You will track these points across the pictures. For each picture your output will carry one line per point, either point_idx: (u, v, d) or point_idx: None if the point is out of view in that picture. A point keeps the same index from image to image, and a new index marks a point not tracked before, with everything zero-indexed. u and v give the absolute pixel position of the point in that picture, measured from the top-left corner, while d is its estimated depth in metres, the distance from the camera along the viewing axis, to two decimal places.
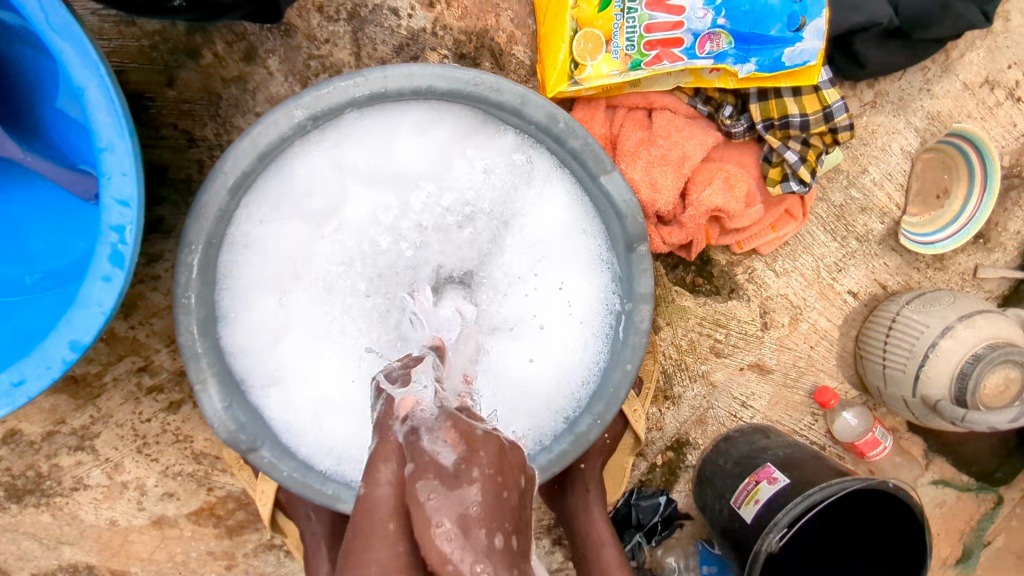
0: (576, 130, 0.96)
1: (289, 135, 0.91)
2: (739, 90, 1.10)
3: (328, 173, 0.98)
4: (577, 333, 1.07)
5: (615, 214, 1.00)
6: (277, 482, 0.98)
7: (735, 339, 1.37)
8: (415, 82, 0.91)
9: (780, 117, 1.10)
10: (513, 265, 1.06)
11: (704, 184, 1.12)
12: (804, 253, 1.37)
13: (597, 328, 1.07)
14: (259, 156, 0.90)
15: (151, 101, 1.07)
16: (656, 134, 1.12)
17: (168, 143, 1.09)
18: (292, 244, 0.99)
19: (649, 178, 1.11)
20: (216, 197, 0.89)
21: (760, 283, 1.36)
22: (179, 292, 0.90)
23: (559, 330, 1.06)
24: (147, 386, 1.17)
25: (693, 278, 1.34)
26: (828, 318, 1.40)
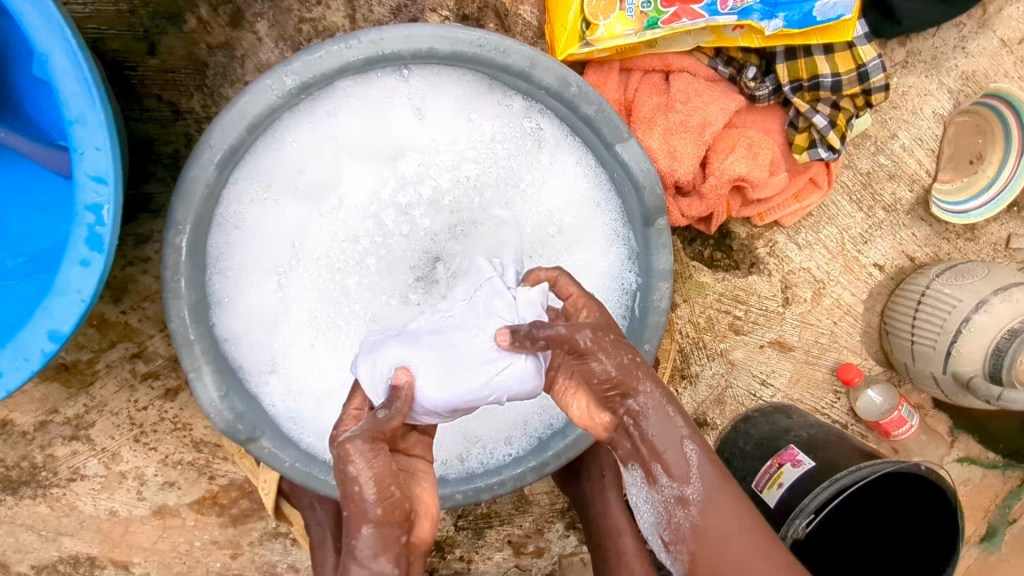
0: (589, 96, 0.90)
1: (280, 104, 0.84)
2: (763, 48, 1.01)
3: (322, 146, 0.91)
4: None
5: (632, 186, 0.94)
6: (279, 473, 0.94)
7: (755, 316, 1.31)
8: (414, 44, 0.84)
9: (809, 78, 1.01)
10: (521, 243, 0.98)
11: (727, 152, 1.04)
12: (828, 224, 1.29)
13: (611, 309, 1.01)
14: (249, 127, 0.83)
15: (133, 71, 1.00)
16: (675, 99, 1.04)
17: (153, 116, 1.02)
18: (287, 223, 0.92)
19: (668, 146, 1.02)
20: (205, 172, 0.83)
21: (781, 257, 1.29)
22: (168, 276, 0.85)
23: None
24: (142, 372, 1.12)
25: (711, 252, 1.27)
26: (852, 293, 1.34)
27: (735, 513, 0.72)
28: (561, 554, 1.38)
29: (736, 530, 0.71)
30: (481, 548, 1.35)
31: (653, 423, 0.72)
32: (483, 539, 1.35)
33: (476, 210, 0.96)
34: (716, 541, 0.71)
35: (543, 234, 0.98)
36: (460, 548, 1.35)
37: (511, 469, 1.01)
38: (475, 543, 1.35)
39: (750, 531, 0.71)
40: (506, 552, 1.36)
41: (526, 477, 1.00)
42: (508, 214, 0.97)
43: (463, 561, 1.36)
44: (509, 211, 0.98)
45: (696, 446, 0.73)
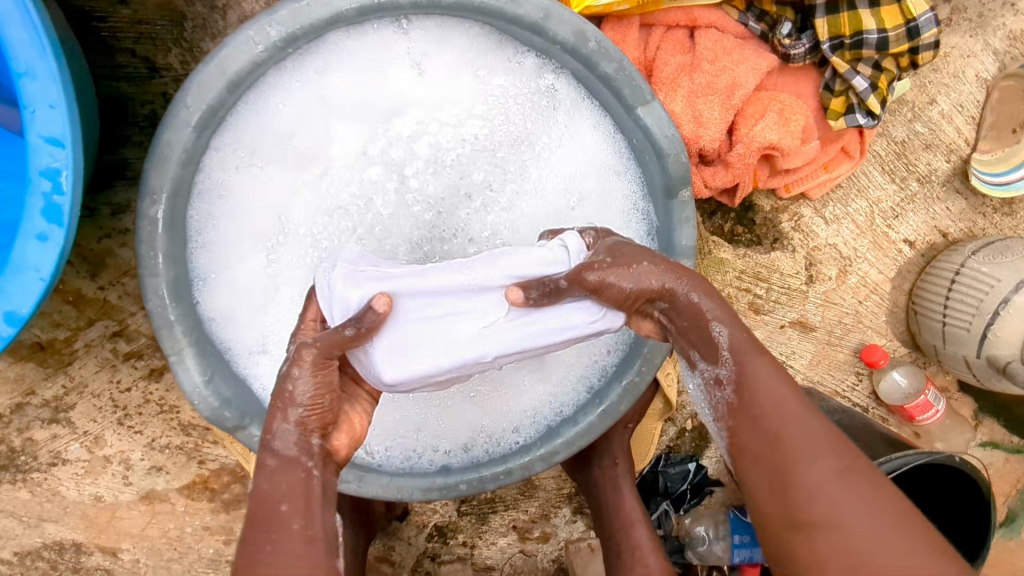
0: (608, 52, 0.81)
1: (264, 59, 0.75)
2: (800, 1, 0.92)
3: (312, 106, 0.82)
4: None
5: (654, 153, 0.86)
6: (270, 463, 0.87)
7: (776, 295, 1.24)
8: None
9: (852, 34, 0.91)
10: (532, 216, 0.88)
11: (756, 117, 0.95)
12: (857, 197, 1.21)
13: None
14: (229, 85, 0.75)
15: (103, 23, 0.90)
16: (701, 58, 0.94)
17: (127, 74, 0.93)
18: (274, 192, 0.84)
19: (692, 111, 0.93)
20: (181, 136, 0.75)
21: (806, 232, 1.21)
22: (144, 250, 0.78)
23: None
24: (123, 352, 1.05)
25: (732, 227, 1.19)
26: (880, 270, 1.26)
27: (775, 391, 0.65)
28: (568, 540, 1.33)
29: (778, 407, 0.65)
30: (485, 533, 1.30)
31: (683, 309, 0.67)
32: (487, 524, 1.30)
33: (484, 179, 0.87)
34: (755, 421, 0.66)
35: (557, 207, 0.89)
36: (463, 533, 1.30)
37: (518, 458, 0.93)
38: (479, 528, 1.30)
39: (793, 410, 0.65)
40: (510, 537, 1.31)
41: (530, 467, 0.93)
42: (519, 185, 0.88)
43: (466, 548, 1.30)
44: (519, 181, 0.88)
45: (727, 327, 0.66)
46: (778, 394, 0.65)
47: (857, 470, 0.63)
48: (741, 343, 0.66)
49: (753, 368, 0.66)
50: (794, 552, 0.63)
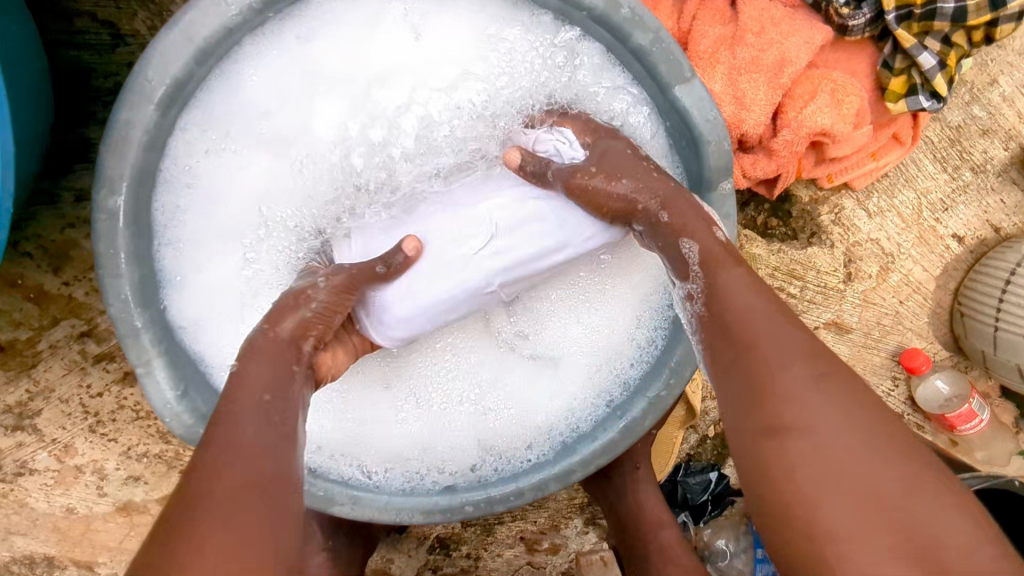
0: (644, 19, 0.69)
1: (239, 26, 0.64)
2: None
3: (295, 81, 0.72)
4: None
5: (693, 139, 0.74)
6: None
7: (811, 294, 1.13)
8: None
9: (923, 4, 0.80)
10: None
11: (806, 98, 0.83)
12: (904, 187, 1.10)
13: None
14: (199, 54, 0.63)
15: None
16: (745, 29, 0.82)
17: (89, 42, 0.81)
18: (253, 180, 0.73)
19: (734, 91, 0.82)
20: (142, 114, 0.64)
21: (847, 225, 1.10)
22: (102, 248, 0.66)
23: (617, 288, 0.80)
24: (93, 354, 0.95)
25: (766, 218, 1.08)
26: (924, 267, 1.16)
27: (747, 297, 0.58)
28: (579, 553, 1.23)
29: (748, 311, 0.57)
30: (490, 544, 1.21)
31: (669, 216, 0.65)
32: (492, 535, 1.21)
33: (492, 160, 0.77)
34: (724, 332, 0.57)
35: None
36: (467, 545, 1.21)
37: (530, 477, 0.81)
38: (484, 539, 1.21)
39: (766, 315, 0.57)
40: (517, 549, 1.22)
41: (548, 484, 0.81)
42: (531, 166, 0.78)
43: (469, 560, 1.21)
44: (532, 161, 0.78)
45: (695, 242, 0.63)
46: (747, 301, 0.57)
47: (840, 379, 0.52)
48: (711, 249, 0.62)
49: (722, 275, 0.60)
50: (763, 461, 0.51)
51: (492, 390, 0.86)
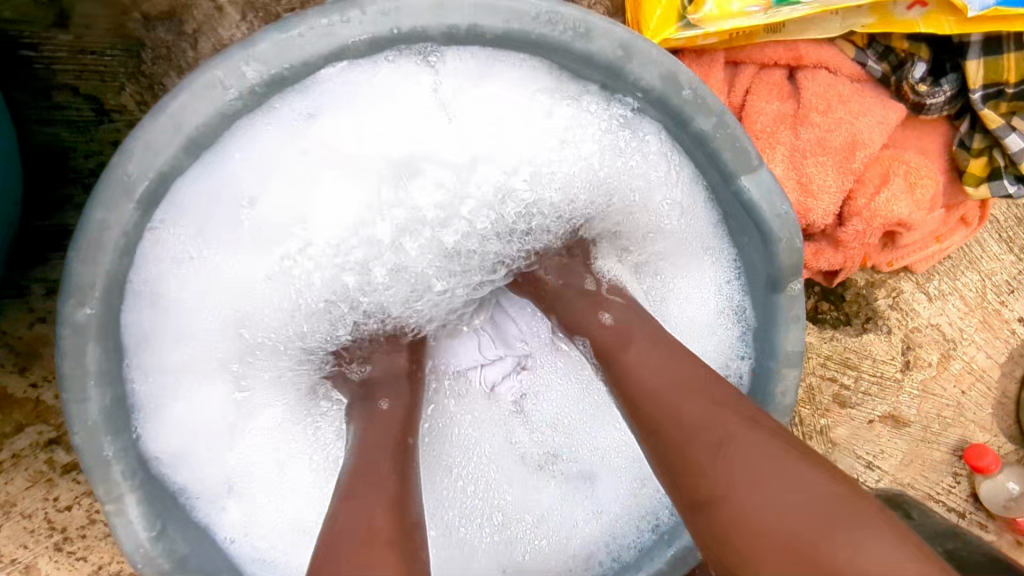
0: (707, 102, 0.59)
1: (237, 110, 0.54)
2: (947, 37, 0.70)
3: (293, 164, 0.59)
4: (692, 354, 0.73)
5: (760, 235, 0.65)
6: None
7: (866, 385, 1.02)
8: (449, 20, 0.54)
9: (1017, 81, 0.70)
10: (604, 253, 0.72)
11: (877, 184, 0.74)
12: (968, 268, 1.00)
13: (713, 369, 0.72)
14: (191, 145, 0.54)
15: (38, 52, 0.70)
16: (809, 107, 0.73)
17: (71, 118, 0.72)
18: (239, 283, 0.61)
19: (798, 175, 0.73)
20: (122, 214, 0.53)
21: (906, 311, 1.00)
22: (67, 370, 0.55)
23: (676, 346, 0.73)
24: (62, 464, 0.82)
25: (816, 302, 0.98)
26: (988, 354, 1.05)
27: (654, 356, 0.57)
28: None
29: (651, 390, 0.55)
30: None
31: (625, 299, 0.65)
32: None
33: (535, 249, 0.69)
34: (636, 416, 0.55)
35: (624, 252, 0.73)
36: None
37: None
38: None
39: (663, 376, 0.55)
40: None
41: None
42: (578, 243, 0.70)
43: None
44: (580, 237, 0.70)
45: (608, 313, 0.63)
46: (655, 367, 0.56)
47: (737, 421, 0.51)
48: (607, 339, 0.60)
49: (625, 357, 0.58)
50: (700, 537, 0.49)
51: (510, 513, 0.73)
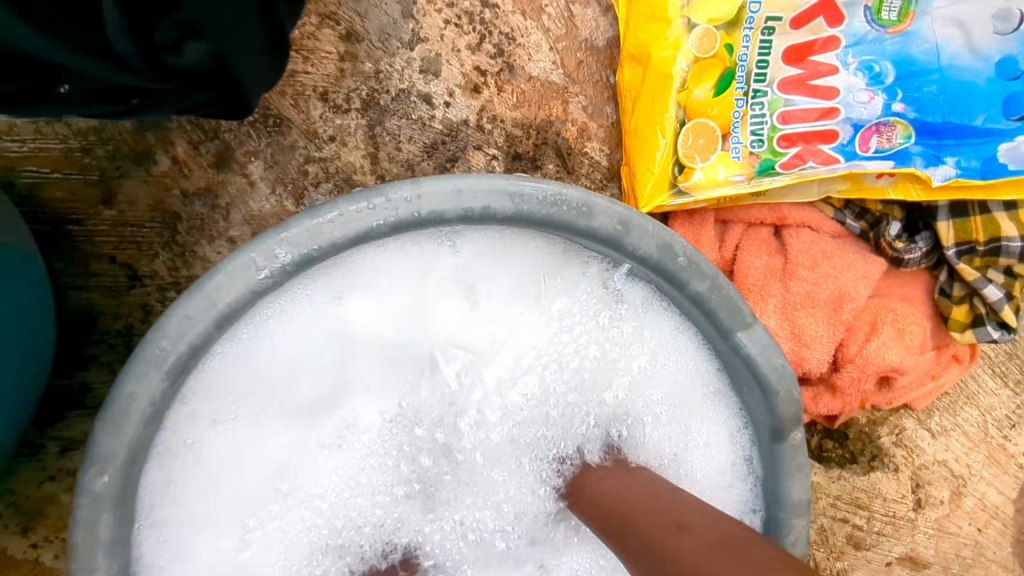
0: (702, 267, 0.64)
1: (267, 287, 0.58)
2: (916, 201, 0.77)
3: (326, 337, 0.64)
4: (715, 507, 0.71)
5: (759, 388, 0.67)
6: None
7: (880, 525, 1.00)
8: (465, 203, 0.59)
9: (986, 239, 0.75)
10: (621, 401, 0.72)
11: (867, 333, 0.78)
12: (966, 405, 1.01)
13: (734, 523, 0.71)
14: (221, 318, 0.57)
15: (79, 224, 0.74)
16: (796, 263, 0.78)
17: (101, 281, 0.76)
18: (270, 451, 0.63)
19: (791, 325, 0.77)
20: (150, 385, 0.55)
21: (911, 448, 1.00)
22: (79, 541, 0.55)
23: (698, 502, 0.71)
24: None
25: (821, 441, 0.98)
26: (998, 490, 1.04)
27: (641, 490, 0.62)
28: None
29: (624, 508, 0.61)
30: None
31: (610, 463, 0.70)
32: None
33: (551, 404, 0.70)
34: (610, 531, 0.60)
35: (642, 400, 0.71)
36: None
37: None
38: None
39: (640, 496, 0.61)
40: None
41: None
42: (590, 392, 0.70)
43: None
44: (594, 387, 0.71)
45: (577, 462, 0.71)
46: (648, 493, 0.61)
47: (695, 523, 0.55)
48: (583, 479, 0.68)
49: (604, 481, 0.65)
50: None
51: None
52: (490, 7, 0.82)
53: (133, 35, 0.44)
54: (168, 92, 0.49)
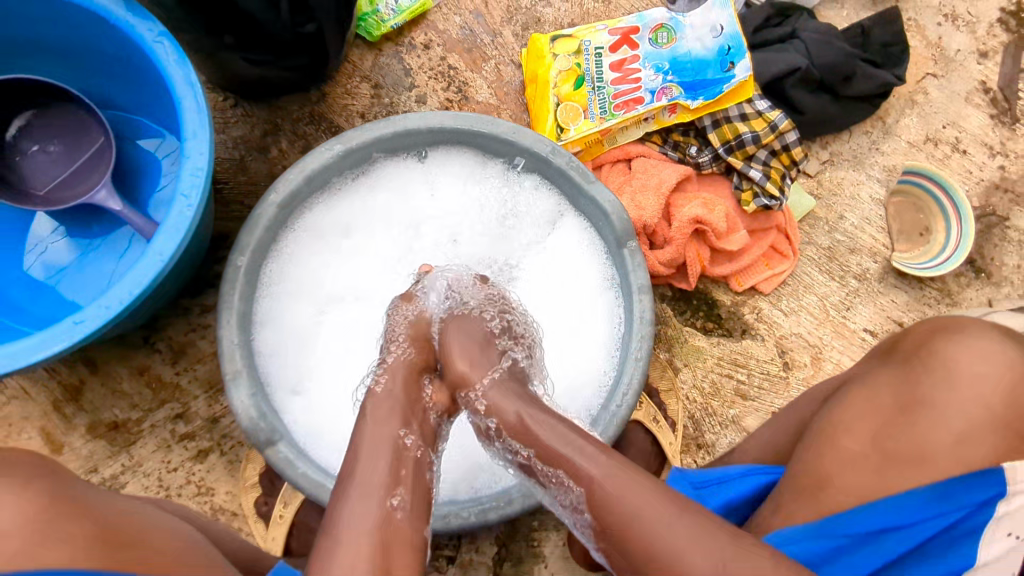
0: (560, 152, 1.15)
1: (330, 165, 1.11)
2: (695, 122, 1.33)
3: (361, 206, 1.21)
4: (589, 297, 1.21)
5: (605, 219, 1.15)
6: (289, 483, 1.00)
7: (758, 381, 1.37)
8: (430, 122, 1.14)
9: (734, 138, 1.31)
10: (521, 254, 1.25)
11: (684, 203, 1.30)
12: (806, 292, 1.42)
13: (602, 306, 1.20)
14: (305, 180, 1.09)
15: (226, 185, 1.32)
16: (635, 173, 1.32)
17: (235, 216, 1.32)
18: (335, 268, 1.19)
19: (635, 202, 1.28)
20: (269, 210, 1.07)
21: (770, 323, 1.39)
22: (225, 291, 1.04)
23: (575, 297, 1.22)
24: (180, 433, 1.21)
25: (704, 322, 1.37)
26: (850, 357, 1.40)
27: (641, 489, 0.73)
28: None
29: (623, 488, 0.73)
30: None
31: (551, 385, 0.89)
32: None
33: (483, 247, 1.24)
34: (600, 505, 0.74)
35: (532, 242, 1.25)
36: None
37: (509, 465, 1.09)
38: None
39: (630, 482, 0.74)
40: None
41: (510, 498, 1.01)
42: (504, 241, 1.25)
43: None
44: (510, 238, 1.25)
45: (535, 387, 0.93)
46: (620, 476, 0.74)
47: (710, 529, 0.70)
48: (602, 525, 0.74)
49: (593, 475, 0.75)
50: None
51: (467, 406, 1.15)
52: (453, 69, 1.43)
53: (288, 15, 1.01)
54: (294, 43, 1.08)
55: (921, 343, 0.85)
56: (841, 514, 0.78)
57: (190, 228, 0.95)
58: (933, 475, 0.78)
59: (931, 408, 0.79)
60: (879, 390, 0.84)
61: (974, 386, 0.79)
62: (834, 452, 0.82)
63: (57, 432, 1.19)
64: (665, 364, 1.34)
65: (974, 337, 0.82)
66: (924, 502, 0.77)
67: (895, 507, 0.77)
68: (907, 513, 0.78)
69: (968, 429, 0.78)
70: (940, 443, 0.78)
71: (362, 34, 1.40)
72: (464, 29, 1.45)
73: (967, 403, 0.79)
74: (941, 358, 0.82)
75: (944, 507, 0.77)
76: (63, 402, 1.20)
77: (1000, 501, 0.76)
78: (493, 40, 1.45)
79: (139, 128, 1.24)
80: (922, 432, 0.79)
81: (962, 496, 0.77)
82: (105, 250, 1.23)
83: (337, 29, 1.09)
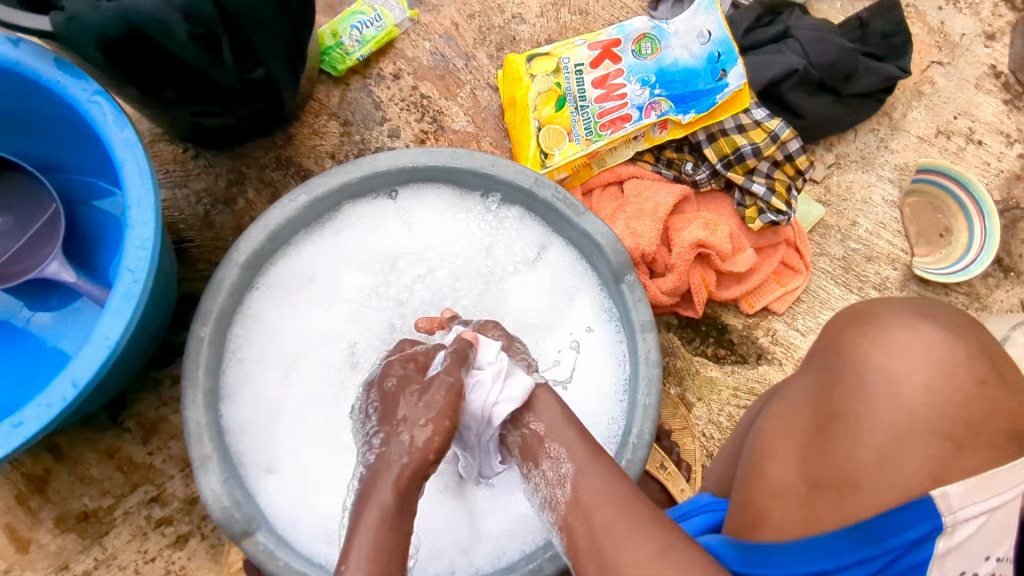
0: (545, 183, 1.06)
1: (295, 218, 1.02)
2: (688, 137, 1.24)
3: (330, 256, 1.10)
4: (591, 336, 1.11)
5: (599, 251, 1.05)
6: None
7: None
8: (401, 161, 1.05)
9: (733, 151, 1.22)
10: (511, 295, 1.13)
11: (684, 227, 1.21)
12: (823, 308, 1.31)
13: (606, 347, 1.09)
14: (269, 236, 1.00)
15: (192, 243, 1.23)
16: (629, 196, 1.23)
17: (204, 276, 1.23)
18: (306, 326, 1.08)
19: (630, 230, 1.19)
20: (231, 273, 0.97)
21: (787, 345, 1.28)
22: (188, 367, 0.94)
23: (575, 339, 1.11)
24: (156, 519, 1.11)
25: (715, 349, 1.27)
26: None
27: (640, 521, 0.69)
28: None
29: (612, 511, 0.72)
30: None
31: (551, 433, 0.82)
32: None
33: (467, 291, 1.13)
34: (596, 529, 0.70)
35: (521, 280, 1.14)
36: None
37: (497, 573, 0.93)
38: None
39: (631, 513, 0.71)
40: None
41: (515, 573, 0.90)
42: (492, 282, 1.14)
43: None
44: (499, 278, 1.14)
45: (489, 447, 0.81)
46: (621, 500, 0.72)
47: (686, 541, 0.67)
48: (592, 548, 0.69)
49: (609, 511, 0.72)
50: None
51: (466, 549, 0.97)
52: (427, 98, 1.34)
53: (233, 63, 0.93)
54: (243, 90, 0.99)
55: (833, 341, 0.74)
56: (751, 550, 0.70)
57: (140, 306, 0.85)
58: (858, 505, 0.67)
59: (851, 423, 0.69)
60: (797, 408, 0.74)
61: (891, 394, 0.69)
62: (761, 484, 0.73)
63: (23, 528, 1.09)
64: (677, 399, 1.24)
65: (892, 331, 0.71)
66: (839, 546, 0.66)
67: (812, 547, 0.67)
68: (828, 554, 0.66)
69: (892, 443, 0.68)
70: (864, 464, 0.68)
71: (327, 70, 1.30)
72: (435, 55, 1.36)
73: (887, 414, 0.68)
74: (855, 364, 0.71)
75: (870, 551, 0.65)
76: (28, 494, 1.10)
77: (939, 538, 0.64)
78: (467, 64, 1.36)
79: (92, 189, 1.15)
80: (842, 454, 0.69)
81: (888, 536, 0.65)
82: (62, 324, 1.13)
83: (289, 69, 1.00)
